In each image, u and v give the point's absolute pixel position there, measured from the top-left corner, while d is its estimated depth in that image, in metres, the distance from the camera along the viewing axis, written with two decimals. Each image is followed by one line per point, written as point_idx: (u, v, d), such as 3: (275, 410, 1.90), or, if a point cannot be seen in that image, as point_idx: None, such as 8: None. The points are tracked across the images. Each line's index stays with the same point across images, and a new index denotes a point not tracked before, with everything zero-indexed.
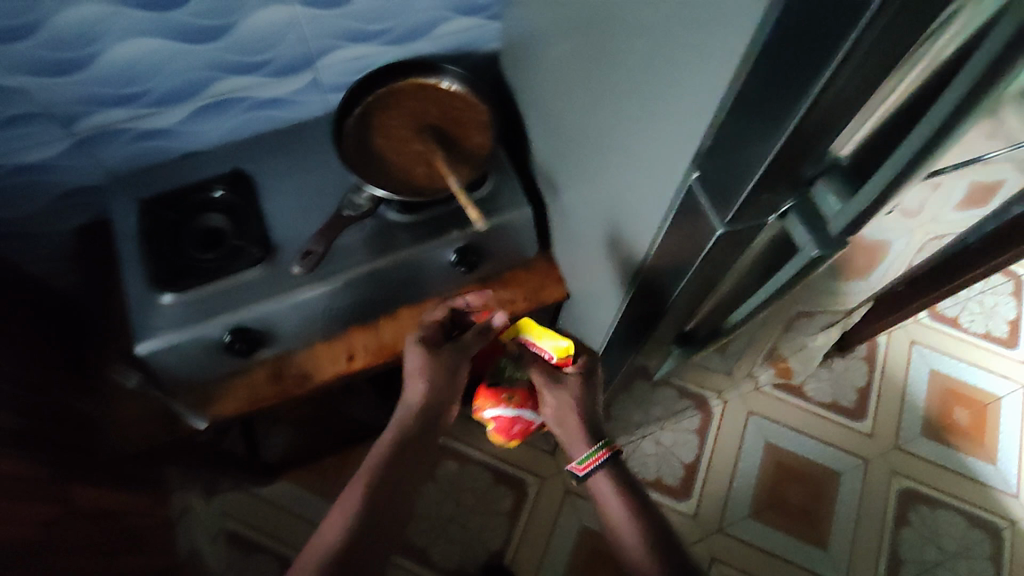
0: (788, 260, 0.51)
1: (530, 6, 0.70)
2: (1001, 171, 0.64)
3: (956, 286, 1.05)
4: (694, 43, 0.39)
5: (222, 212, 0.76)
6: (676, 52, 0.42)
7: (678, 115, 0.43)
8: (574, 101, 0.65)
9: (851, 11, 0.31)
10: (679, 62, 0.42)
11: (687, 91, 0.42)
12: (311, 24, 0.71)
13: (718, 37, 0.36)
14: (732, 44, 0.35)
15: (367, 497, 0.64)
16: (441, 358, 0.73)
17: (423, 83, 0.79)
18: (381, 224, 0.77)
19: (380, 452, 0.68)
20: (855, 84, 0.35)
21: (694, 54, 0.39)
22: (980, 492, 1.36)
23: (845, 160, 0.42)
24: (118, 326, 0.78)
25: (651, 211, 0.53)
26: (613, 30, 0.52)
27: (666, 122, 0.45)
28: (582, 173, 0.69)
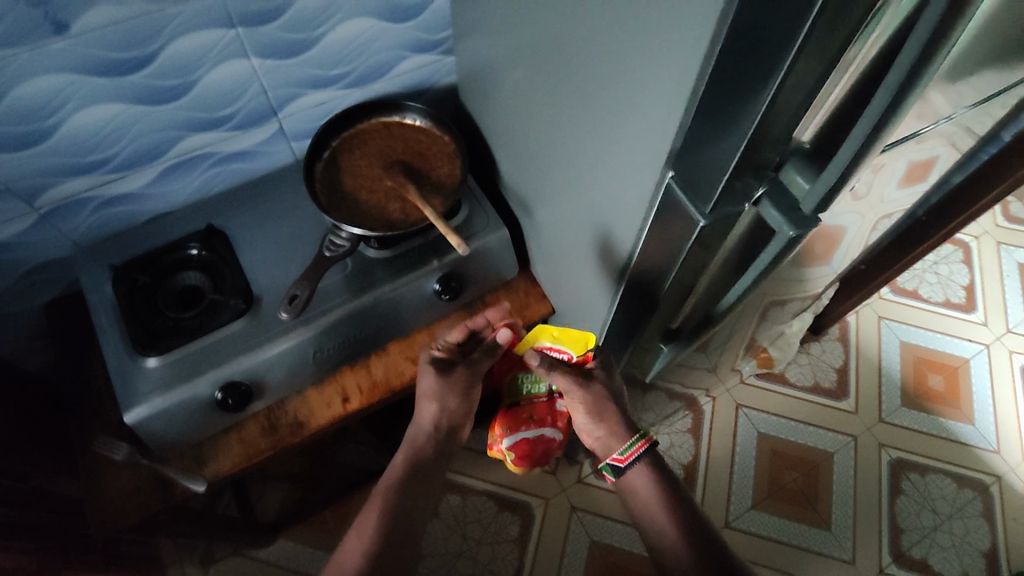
0: (763, 248, 0.54)
1: (482, 37, 0.73)
2: (933, 150, 0.68)
3: (914, 258, 1.11)
4: (648, 50, 0.41)
5: (198, 270, 0.75)
6: (631, 62, 0.44)
7: (640, 121, 0.46)
8: (538, 122, 0.67)
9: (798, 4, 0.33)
10: (637, 70, 0.43)
11: (644, 99, 0.44)
12: (270, 75, 0.71)
13: (673, 42, 0.38)
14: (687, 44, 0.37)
15: (383, 519, 0.67)
16: (452, 379, 0.74)
17: (387, 122, 0.81)
18: (359, 262, 0.78)
19: (394, 471, 0.72)
20: (808, 71, 0.37)
21: (648, 61, 0.42)
22: (965, 452, 1.40)
23: (808, 144, 0.44)
24: (103, 394, 0.77)
25: (627, 216, 0.55)
26: (565, 52, 0.55)
27: (630, 129, 0.47)
28: (553, 189, 0.71)
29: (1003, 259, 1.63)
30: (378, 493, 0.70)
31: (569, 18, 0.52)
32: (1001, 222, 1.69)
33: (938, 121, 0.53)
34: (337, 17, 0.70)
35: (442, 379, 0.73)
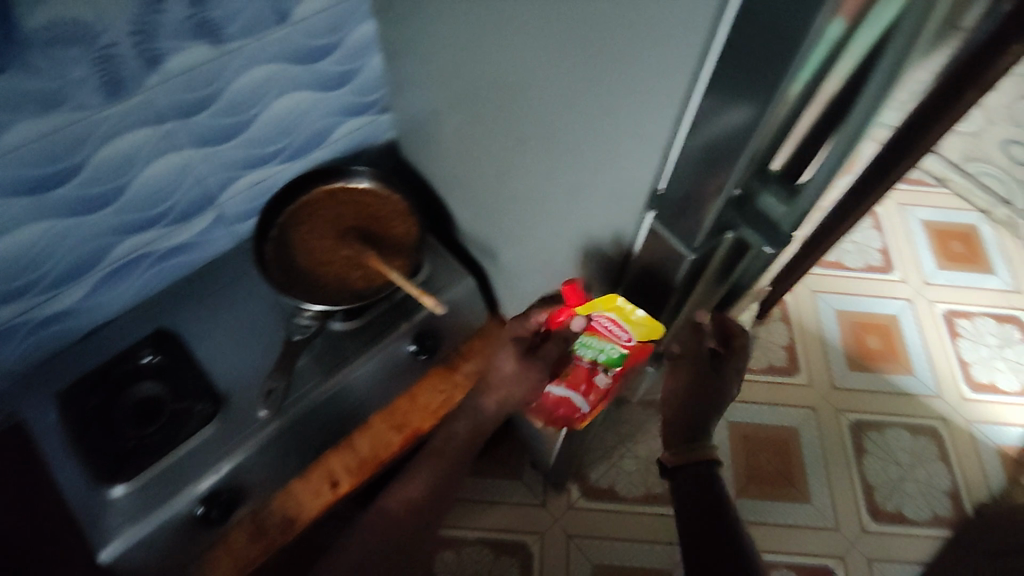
0: (743, 265, 0.55)
1: (422, 94, 0.72)
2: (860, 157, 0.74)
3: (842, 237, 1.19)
4: (635, 94, 0.44)
5: (153, 379, 0.69)
6: (610, 97, 0.47)
7: (624, 150, 0.49)
8: (496, 169, 0.68)
9: (779, 55, 0.36)
10: (624, 114, 0.46)
11: (625, 130, 0.47)
12: (206, 162, 0.68)
13: (659, 82, 0.42)
14: (676, 89, 0.41)
15: (437, 475, 0.70)
16: (533, 368, 0.67)
17: (331, 190, 0.78)
18: (327, 338, 0.74)
19: (456, 437, 0.71)
20: (777, 112, 0.39)
21: (632, 96, 0.45)
22: (912, 403, 1.51)
23: (780, 170, 0.47)
24: (68, 530, 0.65)
25: (610, 235, 0.57)
26: (523, 95, 0.56)
27: (618, 165, 0.50)
28: (519, 231, 0.71)
29: (909, 220, 1.78)
30: (435, 449, 0.71)
31: (527, 63, 0.53)
32: (899, 188, 1.85)
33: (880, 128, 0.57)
34: (270, 94, 0.67)
35: (522, 367, 0.68)
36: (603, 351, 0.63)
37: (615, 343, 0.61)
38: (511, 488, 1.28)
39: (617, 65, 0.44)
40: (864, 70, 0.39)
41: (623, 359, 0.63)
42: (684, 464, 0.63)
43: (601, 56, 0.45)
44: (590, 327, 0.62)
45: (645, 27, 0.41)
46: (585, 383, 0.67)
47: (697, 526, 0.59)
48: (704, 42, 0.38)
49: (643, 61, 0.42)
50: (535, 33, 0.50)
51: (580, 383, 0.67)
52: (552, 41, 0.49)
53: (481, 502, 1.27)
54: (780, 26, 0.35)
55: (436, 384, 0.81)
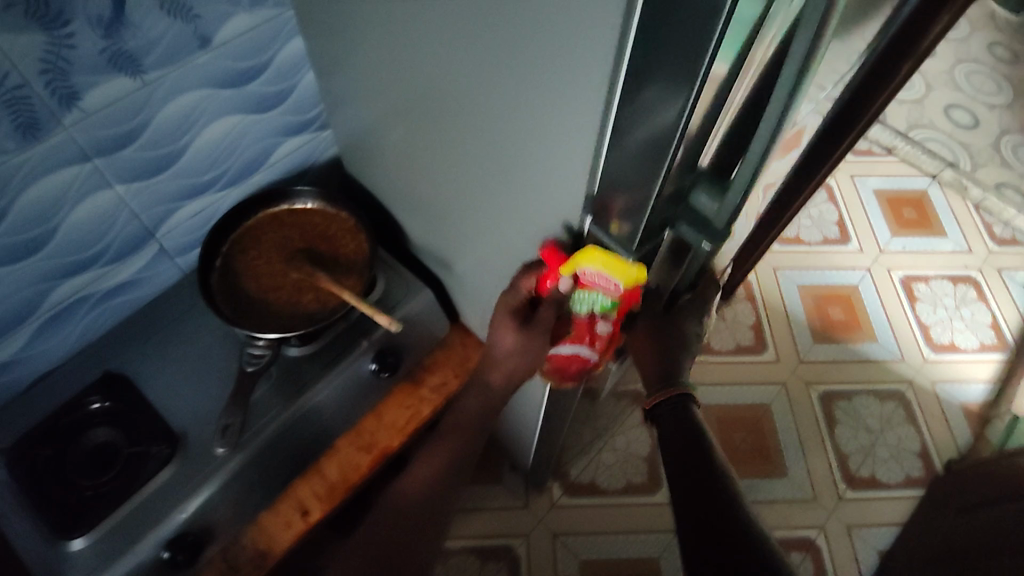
0: (689, 258, 0.55)
1: (358, 109, 0.71)
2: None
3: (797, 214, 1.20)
4: (561, 99, 0.44)
5: (105, 424, 0.67)
6: (538, 105, 0.46)
7: (558, 157, 0.49)
8: (441, 180, 0.67)
9: (692, 53, 0.36)
10: (553, 120, 0.46)
11: (556, 137, 0.47)
12: (140, 197, 0.66)
13: (581, 88, 0.42)
14: (598, 92, 0.41)
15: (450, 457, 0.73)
16: (533, 338, 0.62)
17: (276, 213, 0.76)
18: (284, 365, 0.73)
19: (472, 407, 0.72)
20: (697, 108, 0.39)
21: (558, 104, 0.44)
22: (878, 369, 1.55)
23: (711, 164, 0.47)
24: None
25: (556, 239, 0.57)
26: (456, 106, 0.56)
27: (555, 171, 0.50)
28: (470, 240, 0.71)
29: (861, 190, 1.82)
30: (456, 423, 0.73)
31: (455, 75, 0.53)
32: (850, 160, 1.89)
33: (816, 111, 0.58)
34: (200, 121, 0.65)
35: (521, 337, 0.63)
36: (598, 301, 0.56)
37: (606, 292, 0.54)
38: (494, 493, 1.28)
39: (541, 71, 0.44)
40: (779, 59, 0.40)
41: (618, 305, 0.56)
42: (660, 403, 0.62)
43: (525, 64, 0.45)
44: (579, 284, 0.55)
45: (561, 31, 0.40)
46: (589, 336, 0.60)
47: (688, 479, 0.59)
48: (617, 44, 0.37)
49: (565, 66, 0.42)
50: (458, 45, 0.50)
51: (583, 338, 0.61)
52: (478, 52, 0.49)
53: (465, 510, 1.26)
54: (689, 25, 0.35)
55: (403, 401, 0.80)
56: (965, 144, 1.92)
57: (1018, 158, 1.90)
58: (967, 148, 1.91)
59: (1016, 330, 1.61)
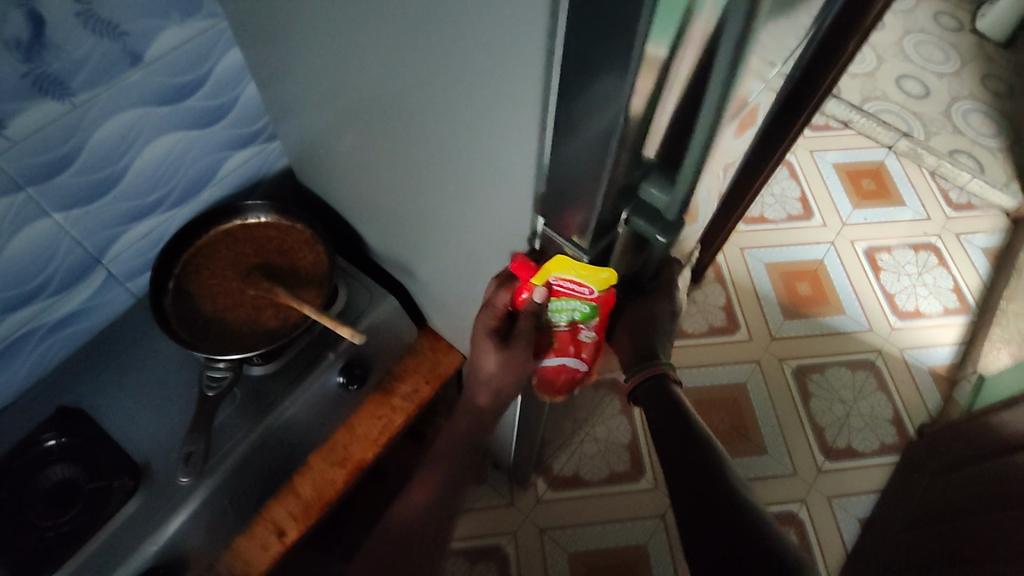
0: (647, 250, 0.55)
1: (304, 118, 0.69)
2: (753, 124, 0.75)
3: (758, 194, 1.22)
4: (501, 100, 0.43)
5: (62, 461, 0.64)
6: (479, 106, 0.46)
7: (505, 156, 0.48)
8: (393, 186, 0.66)
9: (623, 46, 0.35)
10: (495, 117, 0.45)
11: (501, 137, 0.46)
12: (82, 224, 0.63)
13: (519, 87, 0.41)
14: (535, 87, 0.40)
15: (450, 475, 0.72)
16: (514, 355, 0.60)
17: (229, 230, 0.75)
18: (247, 386, 0.71)
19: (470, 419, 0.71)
20: (635, 100, 0.39)
21: (499, 104, 0.44)
22: (848, 341, 1.57)
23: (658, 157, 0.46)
24: None
25: (512, 239, 0.56)
26: (400, 111, 0.55)
27: (504, 171, 0.49)
28: (429, 244, 0.70)
29: (821, 165, 1.85)
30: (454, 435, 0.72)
31: (395, 80, 0.52)
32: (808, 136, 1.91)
33: (764, 91, 0.58)
34: (139, 141, 0.63)
35: (502, 355, 0.60)
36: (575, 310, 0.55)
37: (582, 299, 0.53)
38: (478, 493, 1.28)
39: (479, 71, 0.43)
40: None
41: (597, 312, 0.55)
42: (638, 384, 0.63)
43: (462, 64, 0.44)
44: (553, 294, 0.54)
45: (493, 31, 0.39)
46: (573, 345, 0.59)
47: (677, 460, 0.59)
48: (549, 36, 0.37)
49: (501, 64, 0.41)
50: (394, 48, 0.48)
51: (567, 347, 0.59)
52: (415, 55, 0.48)
53: None
54: (617, 17, 0.34)
55: (375, 412, 0.79)
56: (918, 114, 1.96)
57: (968, 124, 1.95)
58: (920, 118, 1.95)
59: (976, 293, 1.66)
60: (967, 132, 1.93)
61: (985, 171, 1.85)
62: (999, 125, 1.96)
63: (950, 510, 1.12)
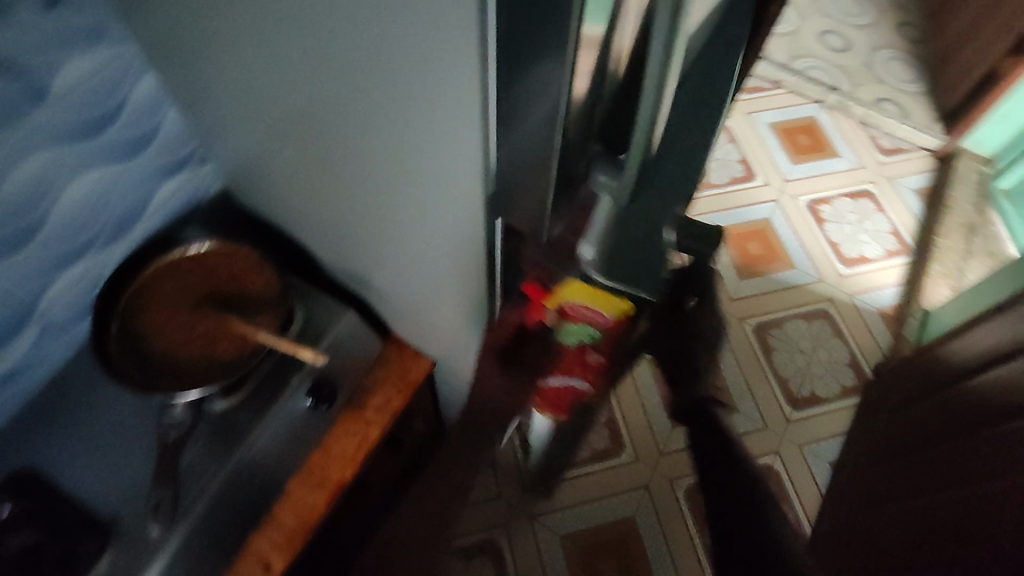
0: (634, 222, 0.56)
1: (235, 137, 0.66)
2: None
3: None
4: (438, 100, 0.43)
5: (21, 528, 0.61)
6: (417, 109, 0.45)
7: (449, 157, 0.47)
8: (338, 198, 0.64)
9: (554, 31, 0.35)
10: (436, 116, 0.45)
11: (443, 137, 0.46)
12: (9, 275, 0.60)
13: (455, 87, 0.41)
14: (473, 83, 0.40)
15: None
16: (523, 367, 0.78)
17: (171, 261, 0.71)
18: (211, 422, 0.67)
19: None
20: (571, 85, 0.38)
21: (437, 105, 0.43)
22: (801, 293, 1.63)
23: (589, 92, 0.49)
24: None
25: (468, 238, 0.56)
26: (334, 121, 0.53)
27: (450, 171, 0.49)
28: (382, 252, 0.68)
29: (757, 126, 1.90)
30: None
31: (325, 90, 0.50)
32: (742, 99, 1.96)
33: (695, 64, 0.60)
34: (60, 180, 0.59)
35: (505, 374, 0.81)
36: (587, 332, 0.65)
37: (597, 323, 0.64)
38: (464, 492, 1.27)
39: (413, 73, 0.42)
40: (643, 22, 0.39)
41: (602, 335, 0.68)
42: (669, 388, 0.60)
43: (394, 68, 0.43)
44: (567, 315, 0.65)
45: (421, 33, 0.39)
46: (579, 367, 0.75)
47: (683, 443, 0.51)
48: (479, 32, 0.37)
49: (433, 65, 0.40)
50: (319, 55, 0.47)
51: (572, 368, 0.75)
52: (342, 62, 0.46)
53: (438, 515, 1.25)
54: None
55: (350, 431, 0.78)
56: (842, 67, 2.04)
57: (889, 73, 2.04)
58: (844, 70, 2.03)
59: (913, 233, 1.75)
60: (889, 79, 2.03)
61: (909, 116, 1.95)
62: (916, 69, 2.05)
63: (911, 438, 1.18)
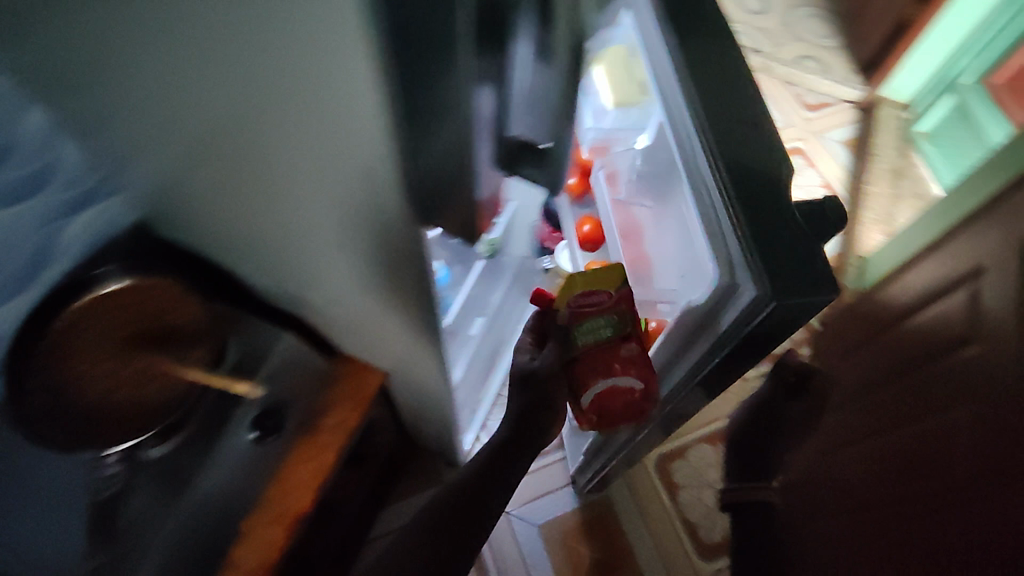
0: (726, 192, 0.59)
1: (135, 169, 0.60)
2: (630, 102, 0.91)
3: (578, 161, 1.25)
4: (338, 106, 0.40)
5: None
6: (317, 118, 0.42)
7: (359, 163, 0.45)
8: (256, 218, 0.61)
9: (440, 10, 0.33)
10: (342, 132, 0.43)
11: (350, 142, 0.43)
12: None
13: (354, 92, 0.38)
14: (369, 91, 0.38)
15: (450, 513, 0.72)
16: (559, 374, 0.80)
17: (88, 302, 0.58)
18: (147, 471, 0.63)
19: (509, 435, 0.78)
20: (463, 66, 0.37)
21: (339, 111, 0.41)
22: None
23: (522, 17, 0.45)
24: None
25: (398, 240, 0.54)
26: (232, 137, 0.49)
27: (362, 175, 0.47)
28: (312, 266, 0.66)
29: None
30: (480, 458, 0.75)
31: (217, 108, 0.46)
32: None
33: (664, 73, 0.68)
34: None
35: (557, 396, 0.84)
36: (598, 329, 0.78)
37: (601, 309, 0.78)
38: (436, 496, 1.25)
39: (305, 85, 0.40)
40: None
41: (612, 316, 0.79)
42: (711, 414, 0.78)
43: (284, 80, 0.40)
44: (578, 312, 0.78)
45: (297, 39, 0.36)
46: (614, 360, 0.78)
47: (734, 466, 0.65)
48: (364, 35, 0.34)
49: (324, 71, 0.38)
50: (207, 80, 0.44)
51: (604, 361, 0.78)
52: (231, 82, 0.43)
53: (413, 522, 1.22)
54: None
55: (305, 458, 0.74)
56: (762, 29, 2.10)
57: (806, 30, 2.12)
58: (764, 33, 2.10)
59: (844, 184, 1.82)
60: (806, 37, 2.10)
61: (830, 71, 2.04)
62: (832, 27, 2.13)
63: (857, 387, 1.23)
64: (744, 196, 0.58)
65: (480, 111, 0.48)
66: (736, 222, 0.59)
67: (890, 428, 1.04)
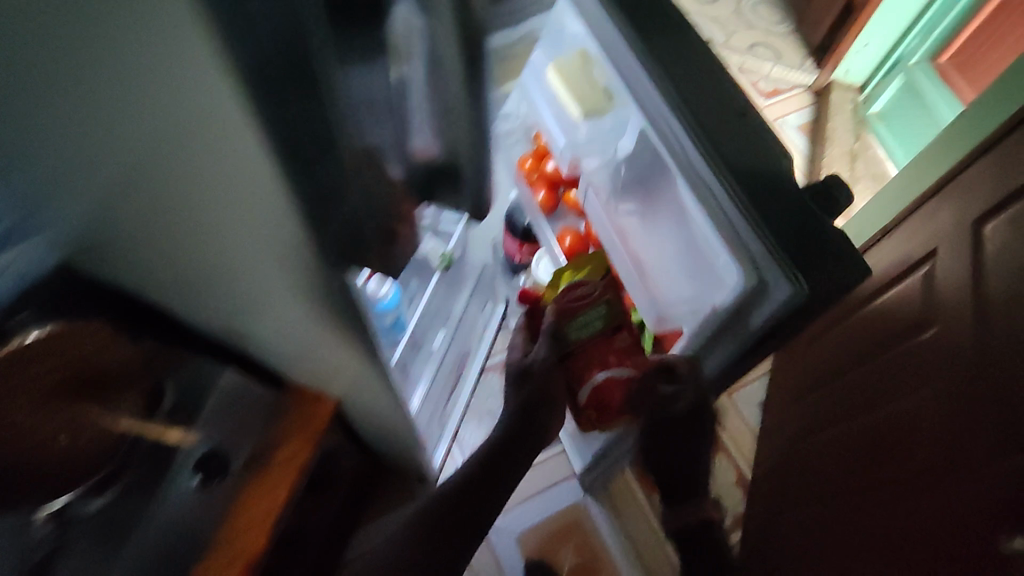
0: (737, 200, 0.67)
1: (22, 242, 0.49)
2: (600, 111, 0.88)
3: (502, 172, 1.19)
4: (220, 160, 0.35)
5: None
6: (204, 174, 0.37)
7: (261, 215, 0.40)
8: (172, 271, 0.55)
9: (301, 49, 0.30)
10: (248, 192, 0.38)
11: (246, 196, 0.38)
12: None
13: (233, 147, 0.33)
14: (247, 146, 0.33)
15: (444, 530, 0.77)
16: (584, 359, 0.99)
17: (14, 350, 0.52)
18: (79, 527, 0.61)
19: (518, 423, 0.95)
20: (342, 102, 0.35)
21: (225, 165, 0.35)
22: None
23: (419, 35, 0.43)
24: None
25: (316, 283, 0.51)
26: (124, 204, 0.43)
27: (268, 227, 0.42)
28: (244, 309, 0.62)
29: None
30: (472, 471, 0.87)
31: (92, 181, 0.40)
32: None
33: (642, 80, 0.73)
34: None
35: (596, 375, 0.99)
36: (587, 324, 1.02)
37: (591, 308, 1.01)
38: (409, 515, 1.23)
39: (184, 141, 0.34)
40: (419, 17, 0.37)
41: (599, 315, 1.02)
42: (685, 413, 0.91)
43: (157, 140, 0.35)
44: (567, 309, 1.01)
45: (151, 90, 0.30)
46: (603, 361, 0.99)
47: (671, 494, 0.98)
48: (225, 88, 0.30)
49: (198, 126, 0.33)
50: (78, 168, 0.37)
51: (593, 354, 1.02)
52: (101, 151, 0.37)
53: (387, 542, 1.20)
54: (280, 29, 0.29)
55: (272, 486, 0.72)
56: (713, 18, 2.10)
57: (757, 17, 2.13)
58: (715, 21, 2.10)
59: (803, 168, 1.88)
60: (757, 24, 2.11)
61: (781, 57, 2.05)
62: (781, 13, 2.14)
63: (814, 371, 1.28)
64: (752, 192, 0.66)
65: (387, 135, 0.46)
66: (749, 216, 0.66)
67: (852, 414, 1.09)
